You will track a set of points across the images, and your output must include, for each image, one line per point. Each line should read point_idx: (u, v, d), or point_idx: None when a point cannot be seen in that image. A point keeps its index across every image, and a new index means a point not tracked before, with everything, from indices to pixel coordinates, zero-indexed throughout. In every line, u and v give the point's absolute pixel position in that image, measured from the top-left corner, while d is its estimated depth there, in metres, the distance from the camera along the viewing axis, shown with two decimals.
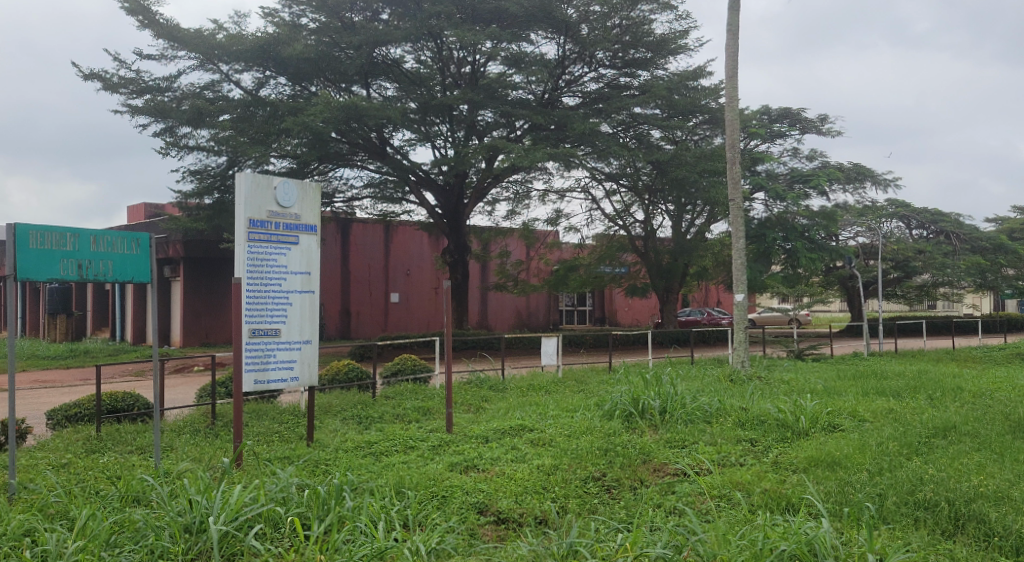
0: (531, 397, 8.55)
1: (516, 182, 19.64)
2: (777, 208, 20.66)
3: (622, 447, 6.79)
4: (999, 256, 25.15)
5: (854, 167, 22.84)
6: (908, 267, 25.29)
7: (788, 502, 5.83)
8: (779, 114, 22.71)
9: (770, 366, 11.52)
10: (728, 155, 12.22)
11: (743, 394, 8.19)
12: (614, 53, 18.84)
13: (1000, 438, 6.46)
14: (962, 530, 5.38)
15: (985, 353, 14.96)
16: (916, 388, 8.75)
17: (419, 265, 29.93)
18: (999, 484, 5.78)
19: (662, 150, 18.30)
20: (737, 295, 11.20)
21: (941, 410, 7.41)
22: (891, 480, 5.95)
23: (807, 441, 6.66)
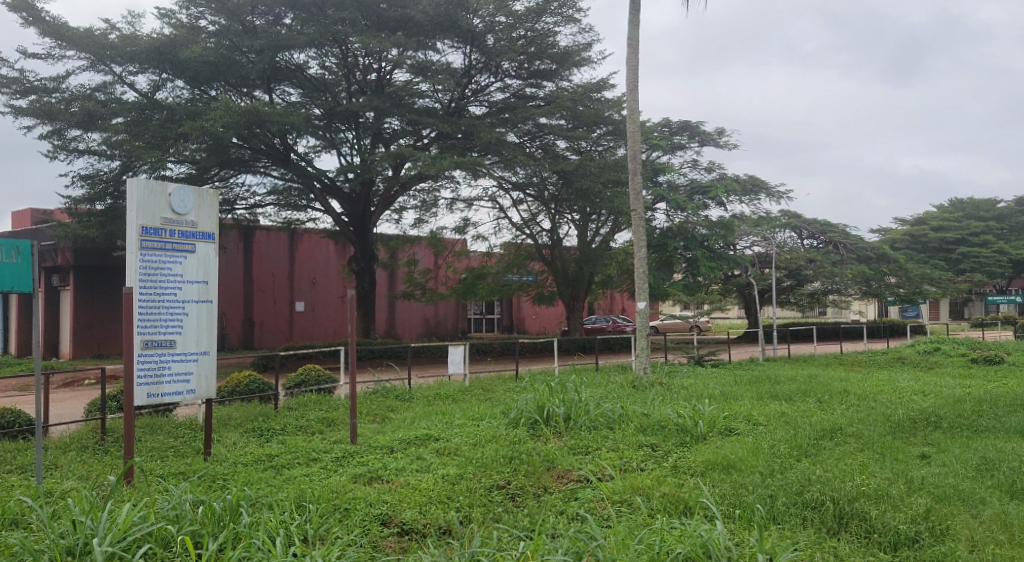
0: (438, 406, 8.52)
1: (424, 191, 19.50)
2: (677, 219, 21.19)
3: (527, 455, 6.83)
4: (883, 265, 26.40)
5: (749, 179, 23.62)
6: (799, 275, 26.12)
7: (684, 505, 5.99)
8: (679, 126, 23.15)
9: (671, 371, 11.84)
10: (630, 165, 12.35)
11: (645, 400, 8.38)
12: (519, 64, 19.01)
13: (881, 438, 6.83)
14: (846, 527, 5.65)
15: (868, 357, 15.76)
16: (806, 392, 9.13)
17: (325, 273, 29.41)
18: (880, 482, 6.09)
19: (568, 160, 18.57)
20: (639, 303, 11.32)
21: (829, 412, 7.80)
22: (781, 481, 6.19)
23: (705, 445, 6.86)
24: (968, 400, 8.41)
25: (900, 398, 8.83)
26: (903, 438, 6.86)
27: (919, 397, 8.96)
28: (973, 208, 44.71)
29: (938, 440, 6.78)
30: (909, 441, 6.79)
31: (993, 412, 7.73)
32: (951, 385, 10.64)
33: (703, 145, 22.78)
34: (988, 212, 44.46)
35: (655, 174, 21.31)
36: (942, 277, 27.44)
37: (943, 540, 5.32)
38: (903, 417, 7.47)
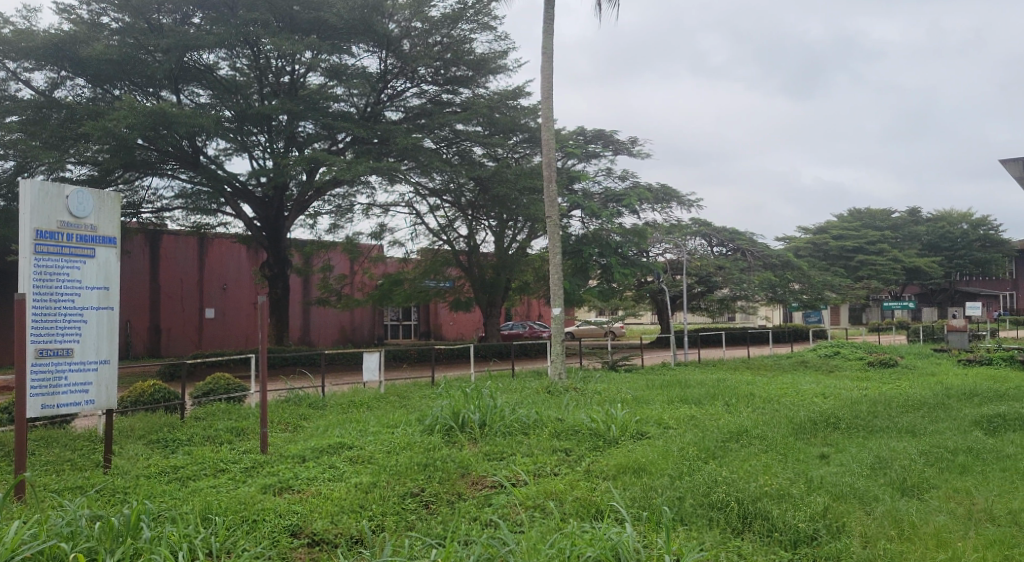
0: (352, 414, 8.44)
1: (338, 196, 19.32)
2: (593, 225, 21.31)
3: (441, 462, 6.80)
4: (787, 272, 27.32)
5: (661, 188, 23.86)
6: (709, 281, 26.77)
7: (596, 509, 6.05)
8: (593, 134, 23.42)
9: (585, 377, 11.93)
10: (545, 173, 12.48)
11: (559, 405, 8.47)
12: (435, 69, 18.94)
13: (784, 440, 7.08)
14: (749, 526, 5.80)
15: (773, 361, 16.22)
16: (715, 395, 9.41)
17: (236, 278, 28.76)
18: (781, 482, 6.28)
19: (484, 168, 18.67)
20: (556, 309, 11.48)
21: (736, 415, 8.05)
22: (689, 483, 6.32)
23: (617, 449, 6.98)
24: (863, 402, 8.81)
25: (803, 401, 9.19)
26: (805, 438, 7.14)
27: (820, 400, 9.35)
28: (869, 219, 47.13)
29: (836, 440, 7.08)
30: (810, 442, 7.07)
31: (887, 412, 8.12)
32: (849, 387, 11.18)
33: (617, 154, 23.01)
34: (883, 221, 46.95)
35: (570, 181, 21.40)
36: (841, 284, 28.53)
37: (839, 537, 5.53)
38: (804, 419, 7.76)
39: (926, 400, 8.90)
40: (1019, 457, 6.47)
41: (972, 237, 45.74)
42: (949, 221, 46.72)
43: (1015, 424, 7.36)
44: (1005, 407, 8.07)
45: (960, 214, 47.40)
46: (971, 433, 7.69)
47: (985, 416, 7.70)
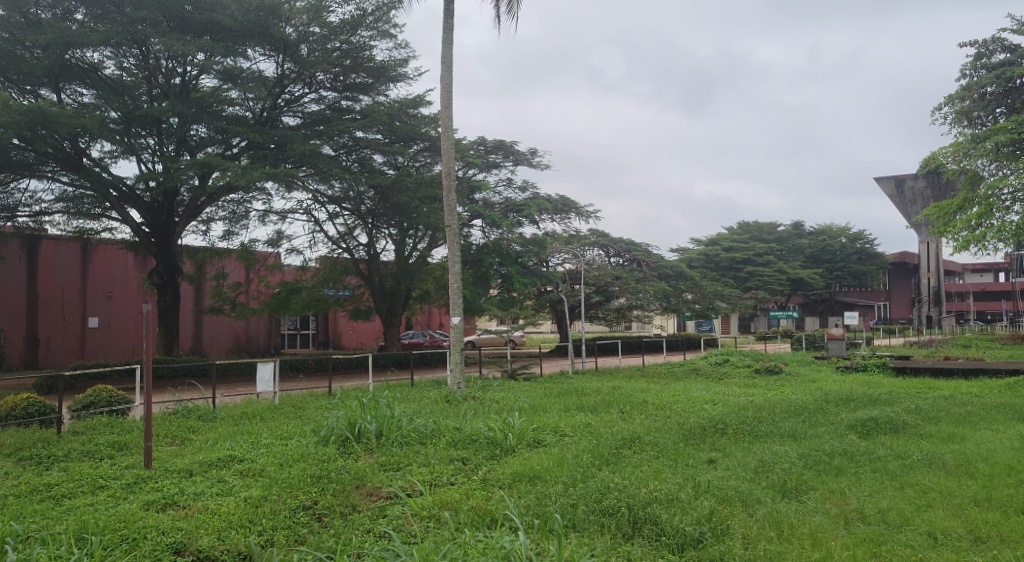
0: (244, 426, 8.25)
1: (232, 202, 18.77)
2: (493, 235, 21.02)
3: (336, 474, 6.66)
4: (680, 282, 27.85)
5: (560, 198, 24.07)
6: (606, 291, 26.31)
7: (491, 518, 6.03)
8: (494, 144, 22.89)
9: (484, 385, 11.98)
10: (445, 182, 12.43)
11: (457, 414, 8.48)
12: (334, 75, 18.80)
13: (674, 446, 7.30)
14: (639, 531, 5.88)
15: (667, 369, 16.52)
16: (611, 402, 9.63)
17: (124, 285, 27.09)
18: (671, 486, 6.41)
19: (384, 176, 18.69)
20: (455, 319, 11.48)
21: (630, 422, 8.24)
22: (583, 490, 6.36)
23: (513, 457, 7.02)
24: (751, 407, 9.20)
25: (692, 406, 9.51)
26: (694, 445, 7.38)
27: (710, 406, 9.67)
28: (757, 232, 49.35)
29: (724, 445, 7.36)
30: (699, 448, 7.31)
31: (771, 418, 8.46)
32: (737, 393, 11.65)
33: (517, 166, 22.93)
34: (769, 235, 49.14)
35: (471, 191, 21.10)
36: (730, 293, 29.46)
37: (723, 538, 5.68)
38: (694, 425, 8.04)
39: (806, 405, 9.33)
40: (888, 458, 6.87)
41: (849, 250, 48.48)
42: (829, 234, 49.39)
43: (884, 428, 7.83)
44: (875, 411, 8.60)
45: (839, 228, 50.06)
46: (846, 437, 8.11)
47: (859, 420, 8.13)
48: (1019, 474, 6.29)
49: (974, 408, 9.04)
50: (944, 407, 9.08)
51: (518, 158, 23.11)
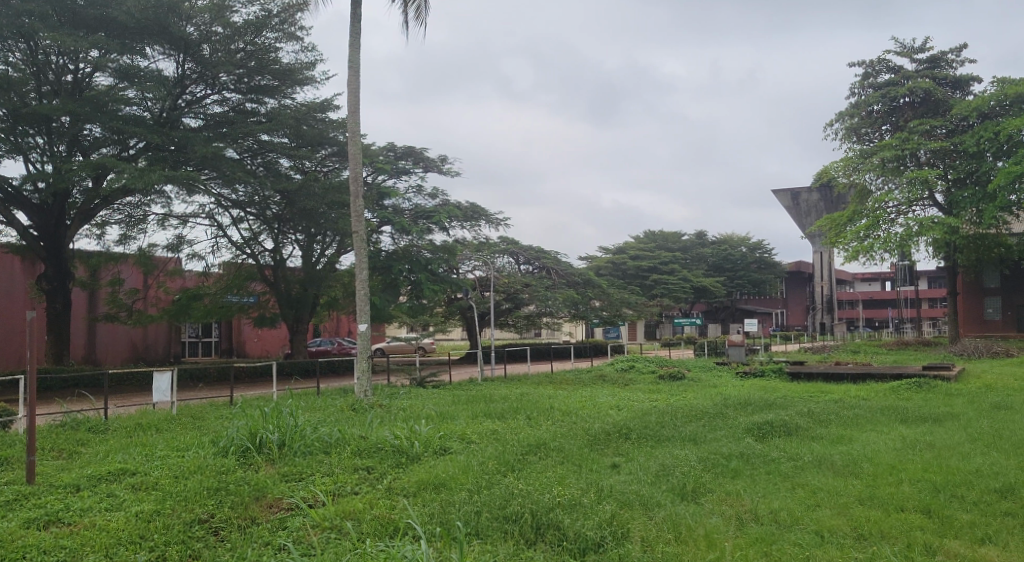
0: (138, 438, 8.00)
1: (130, 205, 18.24)
2: (403, 242, 20.83)
3: (234, 485, 6.46)
4: (588, 290, 28.09)
5: (469, 206, 24.17)
6: (516, 298, 26.47)
7: (394, 527, 5.94)
8: (404, 151, 22.86)
9: (392, 393, 11.93)
10: (352, 188, 12.34)
11: (363, 422, 8.38)
12: (237, 77, 18.39)
13: (579, 451, 7.40)
14: (541, 536, 5.89)
15: (575, 375, 16.68)
16: (518, 409, 9.71)
17: (9, 290, 25.56)
18: (574, 491, 6.47)
19: (290, 180, 18.54)
20: (360, 326, 11.39)
21: (536, 428, 8.34)
22: (487, 497, 6.36)
23: (419, 465, 6.99)
24: (653, 412, 9.44)
25: (599, 412, 9.69)
26: (599, 450, 7.49)
27: (616, 412, 9.79)
28: (663, 241, 50.49)
29: (627, 450, 7.51)
30: (604, 453, 7.43)
31: (673, 422, 8.70)
32: (642, 398, 11.93)
33: (427, 172, 22.93)
34: (673, 244, 50.42)
35: (380, 197, 20.82)
36: (637, 301, 29.54)
37: (623, 542, 5.74)
38: (600, 430, 8.17)
39: (708, 409, 9.60)
40: (782, 460, 7.12)
41: (749, 259, 50.32)
42: (730, 243, 51.18)
43: (779, 430, 8.14)
44: (771, 414, 8.94)
45: (740, 238, 51.94)
46: (745, 440, 8.39)
47: (757, 423, 8.42)
48: (900, 473, 6.61)
49: (861, 411, 9.45)
50: (835, 410, 9.51)
51: (427, 165, 23.13)
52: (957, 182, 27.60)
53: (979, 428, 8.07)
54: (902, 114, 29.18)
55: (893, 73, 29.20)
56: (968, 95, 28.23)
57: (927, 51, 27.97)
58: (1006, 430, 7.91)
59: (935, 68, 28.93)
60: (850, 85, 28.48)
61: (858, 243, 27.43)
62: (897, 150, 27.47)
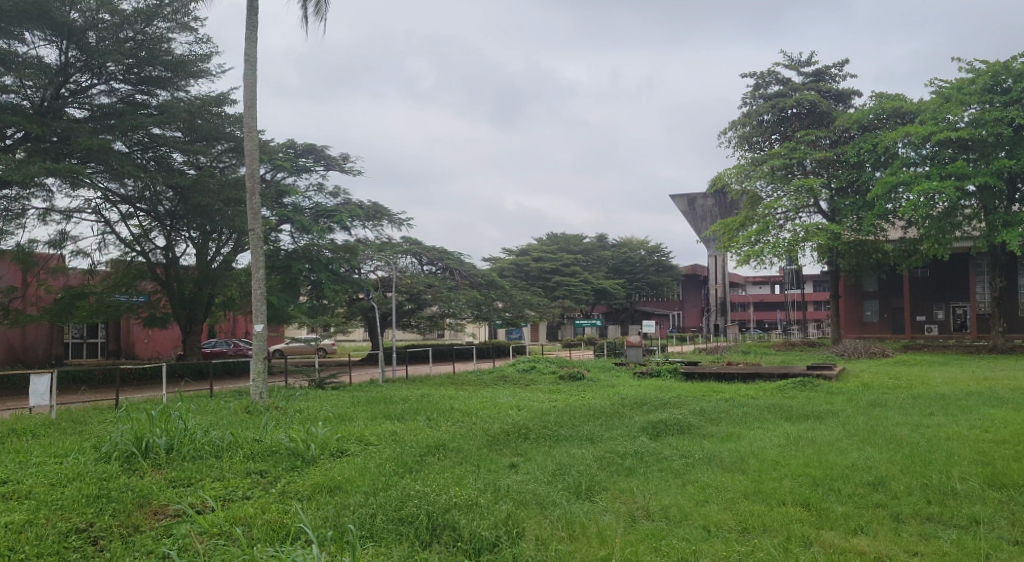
0: (10, 444, 7.61)
1: (6, 198, 17.34)
2: (302, 241, 20.23)
3: (117, 492, 6.20)
4: (491, 291, 28.18)
5: (372, 205, 24.00)
6: (419, 299, 26.28)
7: (286, 532, 5.78)
8: (304, 148, 22.51)
9: (290, 394, 11.76)
10: (248, 184, 12.09)
11: (258, 426, 8.21)
12: (127, 67, 17.74)
13: (478, 452, 7.44)
14: (437, 537, 5.84)
15: (477, 376, 16.70)
16: (418, 410, 9.71)
17: None
18: (471, 492, 6.47)
19: (183, 176, 18.05)
20: (256, 326, 11.15)
21: (436, 429, 8.35)
22: (383, 498, 6.29)
23: (316, 469, 6.87)
24: (551, 412, 9.57)
25: (499, 412, 9.77)
26: (498, 451, 7.54)
27: (515, 412, 9.89)
28: (565, 243, 51.26)
29: (525, 450, 7.60)
30: (502, 453, 7.48)
31: (572, 422, 8.88)
32: (541, 399, 12.00)
33: (329, 170, 22.60)
34: (576, 246, 51.35)
35: (279, 196, 20.40)
36: (538, 302, 29.74)
37: (518, 541, 5.75)
38: (498, 430, 8.24)
39: (605, 409, 9.76)
40: (674, 457, 7.34)
41: (647, 262, 51.67)
42: (630, 247, 52.45)
43: (672, 428, 8.40)
44: (665, 413, 9.24)
45: (640, 241, 53.29)
46: (640, 438, 8.62)
47: (651, 423, 8.66)
48: (786, 468, 6.92)
49: (751, 410, 9.78)
50: (725, 408, 9.86)
51: (328, 163, 22.89)
52: (839, 191, 29.55)
53: (855, 425, 8.52)
54: (790, 125, 30.34)
55: (781, 85, 30.34)
56: (849, 108, 29.89)
57: (813, 65, 29.27)
58: (879, 425, 8.39)
59: (820, 81, 30.25)
60: (742, 95, 29.47)
61: (749, 248, 28.61)
62: (786, 159, 28.87)
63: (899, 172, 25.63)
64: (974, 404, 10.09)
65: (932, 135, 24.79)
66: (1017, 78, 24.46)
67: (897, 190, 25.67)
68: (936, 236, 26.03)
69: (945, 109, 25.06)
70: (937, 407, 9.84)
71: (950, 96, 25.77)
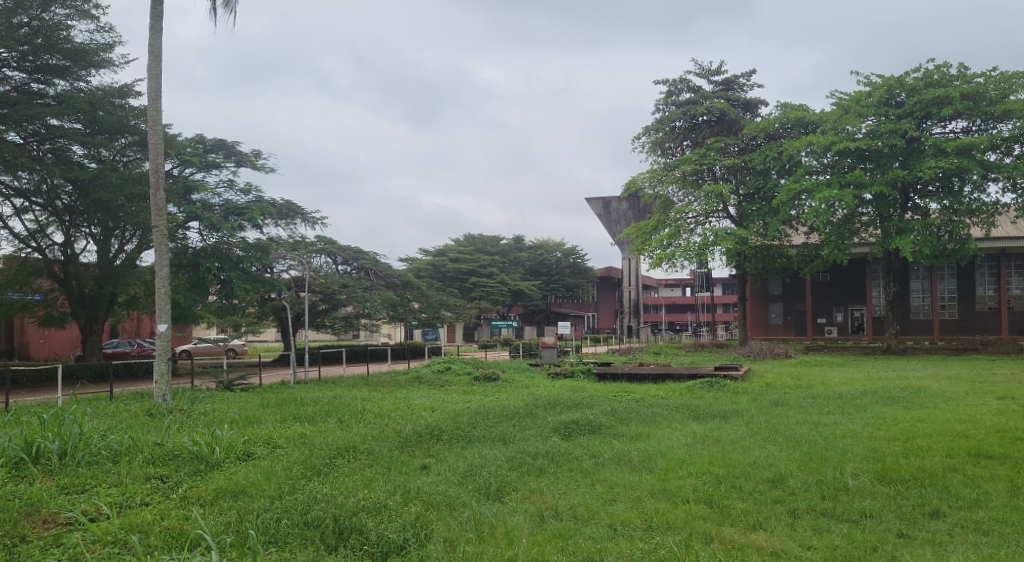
0: None
1: None
2: (211, 239, 19.54)
3: (3, 501, 5.88)
4: (407, 291, 28.04)
5: (285, 204, 23.58)
6: (333, 299, 25.71)
7: (184, 539, 5.57)
8: (213, 144, 21.99)
9: (194, 397, 11.50)
10: (152, 179, 11.97)
11: (161, 429, 8.02)
12: (22, 54, 16.97)
13: (389, 454, 7.44)
14: (344, 541, 5.74)
15: (391, 378, 16.46)
16: (329, 412, 9.70)
17: None
18: (380, 494, 6.43)
19: (84, 170, 17.36)
20: (160, 326, 10.90)
21: (346, 431, 8.35)
22: (289, 502, 6.18)
23: (220, 474, 6.72)
24: (465, 413, 9.64)
25: (411, 414, 9.80)
26: (410, 453, 7.56)
27: (427, 413, 9.97)
28: (481, 243, 51.52)
29: (437, 452, 7.64)
30: (413, 456, 7.49)
31: (484, 423, 8.98)
32: (456, 399, 12.06)
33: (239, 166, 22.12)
34: (492, 247, 51.64)
35: (186, 192, 19.79)
36: (453, 303, 29.84)
37: (426, 544, 5.69)
38: (409, 431, 8.30)
39: (519, 409, 9.92)
40: (583, 457, 7.48)
41: (563, 264, 52.42)
42: (546, 249, 53.19)
43: (583, 428, 8.60)
44: (577, 413, 9.46)
45: (556, 243, 54.06)
46: (551, 439, 8.78)
47: (563, 423, 8.85)
48: (690, 466, 7.12)
49: (660, 410, 9.99)
50: (636, 408, 10.08)
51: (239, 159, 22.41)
52: (746, 197, 30.41)
53: (759, 424, 8.83)
54: (700, 132, 31.24)
55: (692, 92, 31.08)
56: (757, 117, 31.08)
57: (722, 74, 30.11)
58: (779, 424, 8.70)
59: (729, 90, 31.07)
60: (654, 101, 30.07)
61: (661, 251, 29.35)
62: (696, 165, 29.58)
63: (801, 179, 26.66)
64: (867, 403, 10.64)
65: (832, 145, 25.96)
66: (910, 92, 25.83)
67: (800, 196, 26.81)
68: (836, 241, 27.15)
69: (844, 120, 26.14)
70: (835, 406, 10.19)
71: (849, 108, 26.90)
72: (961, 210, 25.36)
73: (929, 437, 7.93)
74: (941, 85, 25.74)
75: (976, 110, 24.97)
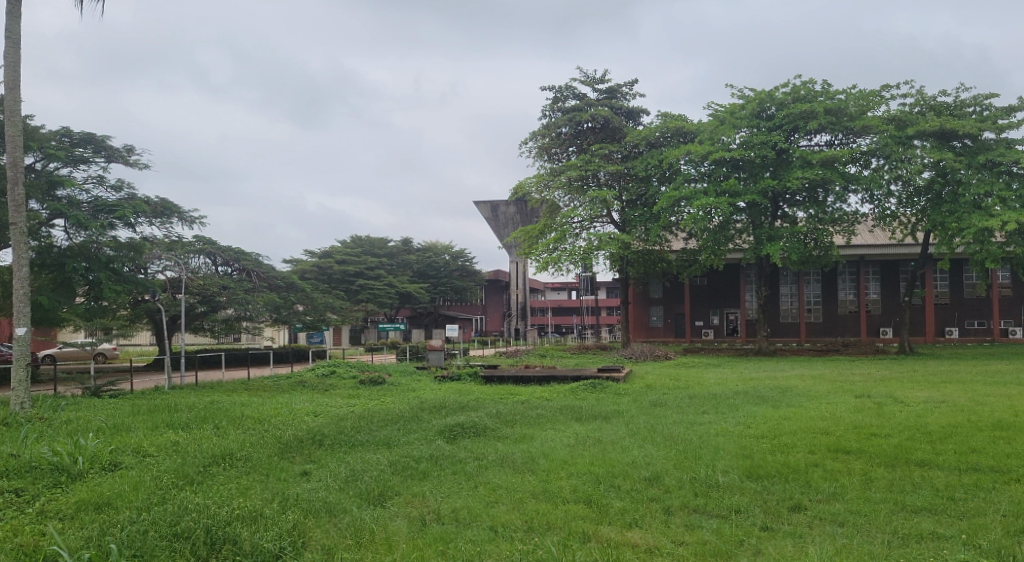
0: None
1: None
2: (78, 238, 18.49)
3: None
4: (291, 293, 27.58)
5: (162, 201, 22.67)
6: (213, 301, 24.75)
7: (38, 555, 5.26)
8: (81, 138, 20.93)
9: (56, 403, 10.98)
10: (9, 173, 11.48)
11: (20, 439, 7.64)
12: None
13: (267, 461, 7.31)
14: (216, 552, 5.52)
15: (273, 382, 16.24)
16: (206, 418, 9.46)
17: None
18: (257, 502, 6.29)
19: None
20: (17, 329, 10.44)
21: (223, 437, 8.17)
22: (158, 513, 5.95)
23: (85, 486, 6.43)
24: (349, 418, 9.57)
25: (293, 419, 9.70)
26: (289, 459, 7.44)
27: (309, 418, 9.86)
28: (368, 246, 50.88)
29: (318, 457, 7.56)
30: (293, 462, 7.39)
31: (368, 427, 8.94)
32: (339, 403, 12.00)
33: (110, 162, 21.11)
34: (380, 250, 51.18)
35: (51, 188, 18.58)
36: (339, 306, 29.89)
37: (301, 551, 5.55)
38: (285, 436, 8.20)
39: (404, 413, 9.94)
40: (466, 460, 7.54)
41: (452, 267, 52.67)
42: (434, 251, 53.29)
43: (468, 431, 8.67)
44: (461, 416, 9.54)
45: (444, 245, 54.20)
46: (437, 442, 8.83)
47: (449, 427, 8.92)
48: (571, 466, 7.29)
49: (544, 411, 10.17)
50: (521, 410, 10.23)
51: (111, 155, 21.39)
52: (628, 203, 31.24)
53: (638, 425, 9.13)
54: (586, 138, 31.92)
55: (577, 99, 31.64)
56: (638, 124, 31.93)
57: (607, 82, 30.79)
58: (658, 425, 9.01)
59: (612, 98, 31.73)
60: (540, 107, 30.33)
61: (547, 255, 29.79)
62: (582, 170, 30.11)
63: (680, 187, 27.39)
64: (740, 403, 11.14)
65: (709, 154, 26.89)
66: (779, 105, 27.12)
67: (678, 204, 27.62)
68: (713, 247, 28.21)
69: (719, 131, 27.12)
70: (710, 406, 10.59)
71: (724, 119, 27.90)
72: (825, 218, 26.98)
73: (794, 434, 8.37)
74: (807, 100, 27.13)
75: (839, 125, 26.46)
